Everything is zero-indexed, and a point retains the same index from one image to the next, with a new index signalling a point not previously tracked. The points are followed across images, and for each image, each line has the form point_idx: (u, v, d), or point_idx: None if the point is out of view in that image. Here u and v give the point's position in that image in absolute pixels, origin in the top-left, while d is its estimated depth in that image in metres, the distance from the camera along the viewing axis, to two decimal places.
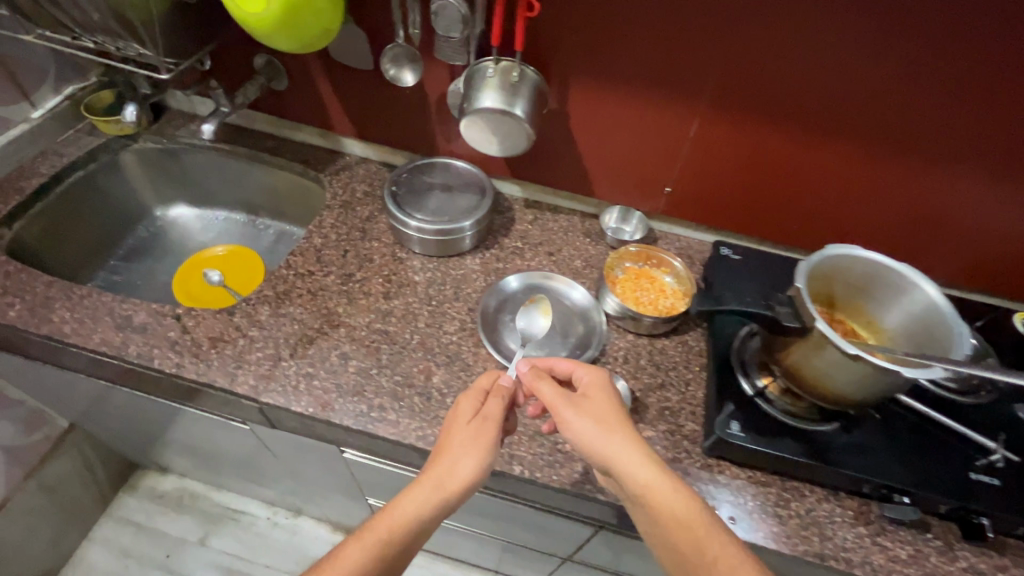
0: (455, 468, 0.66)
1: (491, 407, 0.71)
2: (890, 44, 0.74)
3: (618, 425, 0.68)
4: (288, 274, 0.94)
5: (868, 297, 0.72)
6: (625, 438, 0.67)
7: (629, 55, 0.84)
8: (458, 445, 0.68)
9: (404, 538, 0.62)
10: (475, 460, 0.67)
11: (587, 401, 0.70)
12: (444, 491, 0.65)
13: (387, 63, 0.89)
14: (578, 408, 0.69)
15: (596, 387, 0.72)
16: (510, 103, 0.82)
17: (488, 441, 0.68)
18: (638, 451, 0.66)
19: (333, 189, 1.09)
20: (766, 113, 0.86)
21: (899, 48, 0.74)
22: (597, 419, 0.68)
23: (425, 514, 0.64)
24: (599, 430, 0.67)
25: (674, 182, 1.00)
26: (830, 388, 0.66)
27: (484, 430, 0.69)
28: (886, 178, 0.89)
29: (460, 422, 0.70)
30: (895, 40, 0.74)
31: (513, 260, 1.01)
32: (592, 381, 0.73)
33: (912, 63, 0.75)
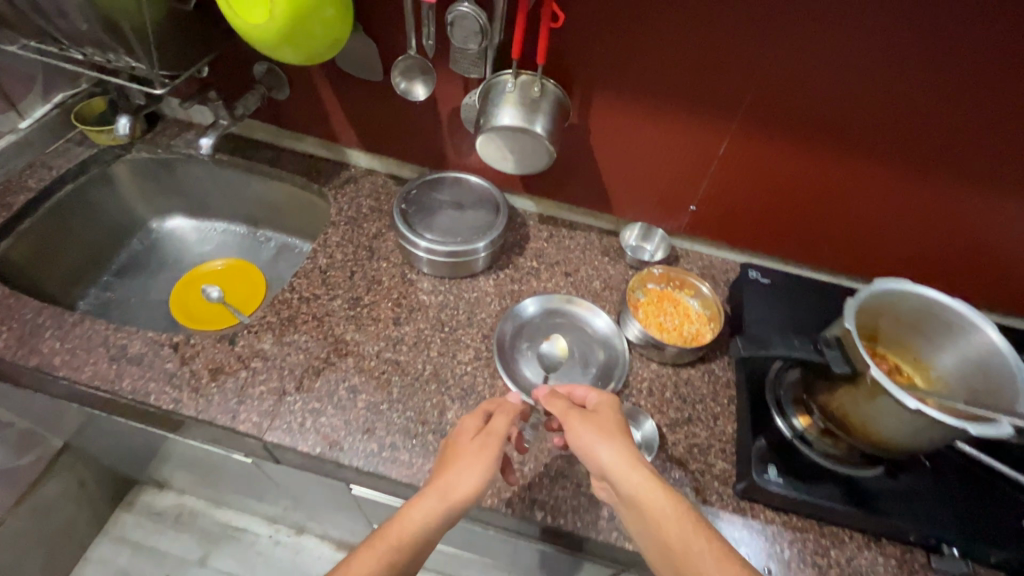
0: (451, 475, 0.62)
1: (498, 423, 0.67)
2: (941, 63, 0.69)
3: (621, 436, 0.65)
4: (292, 298, 0.89)
5: (918, 334, 0.67)
6: (626, 449, 0.64)
7: (657, 69, 0.79)
8: (462, 460, 0.63)
9: (406, 553, 0.57)
10: (479, 470, 0.62)
11: (597, 417, 0.68)
12: (447, 502, 0.60)
13: (398, 76, 0.83)
14: (585, 420, 0.67)
15: (606, 405, 0.70)
16: (531, 120, 0.77)
17: (489, 452, 0.64)
18: (638, 459, 0.62)
19: (338, 204, 1.04)
20: (802, 131, 0.81)
21: (951, 67, 0.69)
22: (600, 428, 0.66)
23: (428, 527, 0.59)
24: (598, 438, 0.64)
25: (699, 200, 0.95)
26: (880, 437, 0.61)
27: (479, 438, 0.66)
28: (927, 200, 0.84)
29: (465, 438, 0.66)
30: (947, 59, 0.68)
31: (529, 282, 0.96)
32: (603, 401, 0.71)
33: (964, 83, 0.70)
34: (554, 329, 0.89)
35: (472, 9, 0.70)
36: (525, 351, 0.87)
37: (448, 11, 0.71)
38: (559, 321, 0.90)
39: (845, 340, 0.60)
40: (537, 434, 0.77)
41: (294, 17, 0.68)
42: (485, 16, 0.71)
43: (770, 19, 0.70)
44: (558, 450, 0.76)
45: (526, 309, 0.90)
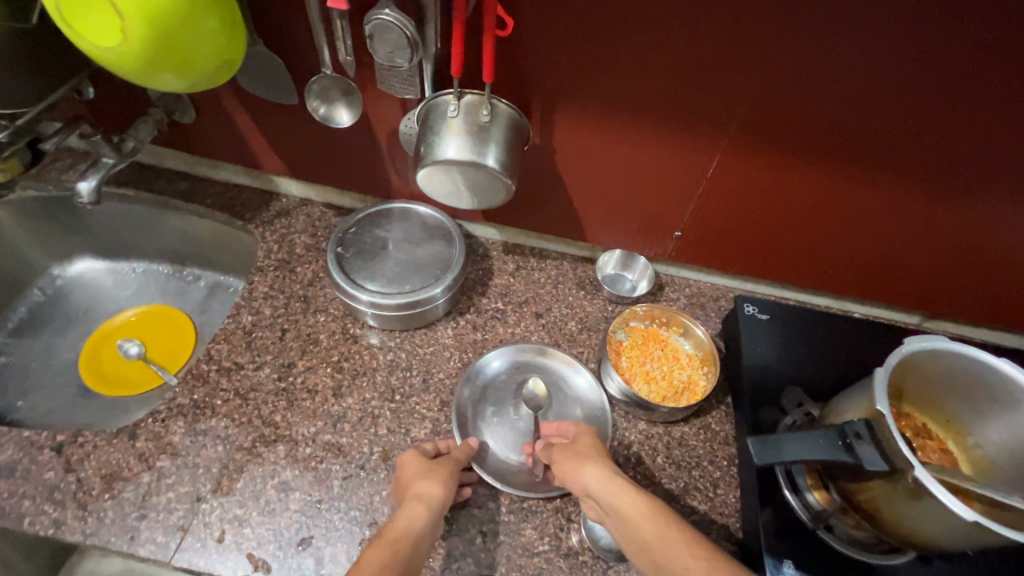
0: (421, 482, 0.61)
1: (458, 451, 0.67)
2: (981, 68, 0.56)
3: (599, 457, 0.63)
4: (209, 371, 0.74)
5: (951, 395, 0.57)
6: (604, 465, 0.61)
7: (633, 80, 0.65)
8: (421, 471, 0.63)
9: (408, 549, 0.55)
10: (443, 478, 0.62)
11: (573, 445, 0.65)
12: (428, 500, 0.60)
13: (314, 100, 0.68)
14: (562, 452, 0.65)
15: (582, 431, 0.68)
16: (482, 151, 0.63)
17: (447, 466, 0.64)
18: (612, 471, 0.61)
19: (265, 244, 0.88)
20: (803, 148, 0.68)
21: (993, 74, 0.56)
22: (573, 452, 0.64)
23: (420, 527, 0.57)
24: (579, 462, 0.62)
25: (686, 225, 0.82)
26: (919, 536, 0.51)
27: (439, 459, 0.65)
28: (947, 220, 0.72)
29: (416, 454, 0.66)
30: (990, 63, 0.55)
31: (494, 328, 0.83)
32: (580, 430, 0.68)
33: (1007, 92, 0.57)
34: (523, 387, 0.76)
35: (396, 16, 0.55)
36: (492, 419, 0.74)
37: (366, 21, 0.56)
38: (530, 376, 0.77)
39: (877, 423, 0.49)
40: (509, 526, 0.66)
41: (154, 32, 0.51)
42: (413, 26, 0.56)
43: (772, 18, 0.56)
44: (535, 545, 0.65)
45: (485, 368, 0.77)
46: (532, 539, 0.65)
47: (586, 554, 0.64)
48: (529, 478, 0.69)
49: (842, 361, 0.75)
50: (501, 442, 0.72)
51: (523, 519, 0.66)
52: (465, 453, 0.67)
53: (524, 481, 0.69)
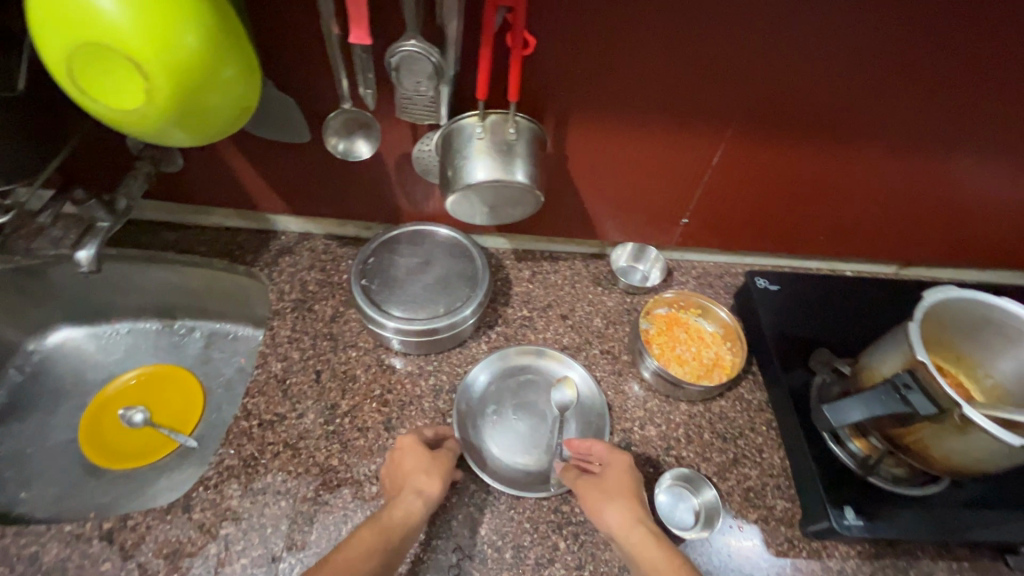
0: (417, 476, 0.63)
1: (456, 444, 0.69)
2: (957, 41, 0.61)
3: (627, 499, 0.62)
4: (252, 426, 0.71)
5: (965, 335, 0.63)
6: (630, 508, 0.61)
7: (640, 80, 0.67)
8: (415, 465, 0.64)
9: (397, 541, 0.57)
10: (439, 474, 0.64)
11: (602, 480, 0.64)
12: (426, 495, 0.62)
13: (333, 137, 0.66)
14: (589, 488, 0.64)
15: (615, 463, 0.66)
16: (512, 167, 0.63)
17: (443, 462, 0.65)
18: (638, 516, 0.60)
19: (276, 286, 0.85)
20: (796, 132, 0.73)
21: (968, 45, 0.61)
22: (602, 490, 0.63)
23: (413, 522, 0.60)
24: (602, 503, 0.62)
25: (691, 213, 0.86)
26: (961, 466, 0.57)
27: (438, 452, 0.66)
28: (920, 181, 0.80)
29: (410, 447, 0.66)
30: (966, 36, 0.60)
31: (524, 335, 0.84)
32: (614, 461, 0.66)
33: (979, 61, 0.63)
34: (523, 389, 0.77)
35: (421, 46, 0.55)
36: (489, 418, 0.75)
37: (390, 54, 0.56)
38: (531, 377, 0.78)
39: (918, 372, 0.55)
40: (586, 525, 0.67)
41: (178, 90, 0.49)
42: (437, 53, 0.56)
43: (772, 11, 0.59)
44: None
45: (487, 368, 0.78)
46: None
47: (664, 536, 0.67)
48: (524, 478, 0.70)
49: (848, 318, 0.82)
50: (500, 441, 0.73)
51: None
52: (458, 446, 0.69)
53: (521, 480, 0.70)
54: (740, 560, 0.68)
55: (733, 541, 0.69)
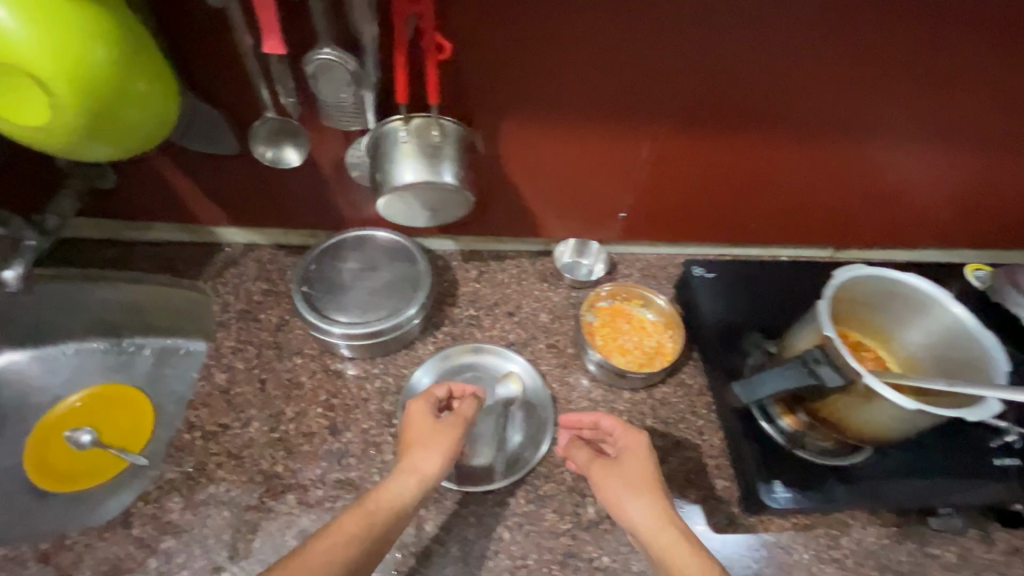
0: (419, 451, 0.62)
1: (465, 408, 0.67)
2: (856, 30, 0.65)
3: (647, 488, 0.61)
4: (194, 439, 0.71)
5: (879, 310, 0.66)
6: (656, 504, 0.59)
7: (566, 79, 0.69)
8: (422, 441, 0.63)
9: (383, 522, 0.56)
10: (441, 449, 0.63)
11: (622, 467, 0.63)
12: (421, 473, 0.61)
13: (261, 146, 0.67)
14: (608, 473, 0.62)
15: (633, 449, 0.64)
16: (437, 169, 0.65)
17: (451, 432, 0.64)
18: (659, 508, 0.59)
19: (221, 298, 0.85)
20: (720, 124, 0.76)
21: (865, 35, 0.65)
22: (618, 476, 0.62)
23: (407, 500, 0.59)
24: (625, 493, 0.60)
25: (628, 207, 0.89)
26: (875, 433, 0.60)
27: (444, 420, 0.66)
28: (841, 166, 0.84)
29: (422, 420, 0.65)
30: (862, 27, 0.64)
31: (471, 334, 0.85)
32: (630, 446, 0.64)
33: (877, 49, 0.67)
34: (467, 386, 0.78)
35: (337, 54, 0.56)
36: None
37: (307, 62, 0.57)
38: (473, 375, 0.80)
39: (828, 348, 0.57)
40: (531, 514, 0.69)
41: (87, 95, 0.49)
42: (354, 60, 0.58)
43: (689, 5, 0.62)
44: (559, 526, 0.68)
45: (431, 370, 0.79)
46: (555, 521, 0.69)
47: (607, 521, 0.69)
48: (470, 473, 0.71)
49: (781, 300, 0.85)
50: None
51: (543, 505, 0.70)
52: (472, 409, 0.68)
53: (466, 475, 0.71)
54: None
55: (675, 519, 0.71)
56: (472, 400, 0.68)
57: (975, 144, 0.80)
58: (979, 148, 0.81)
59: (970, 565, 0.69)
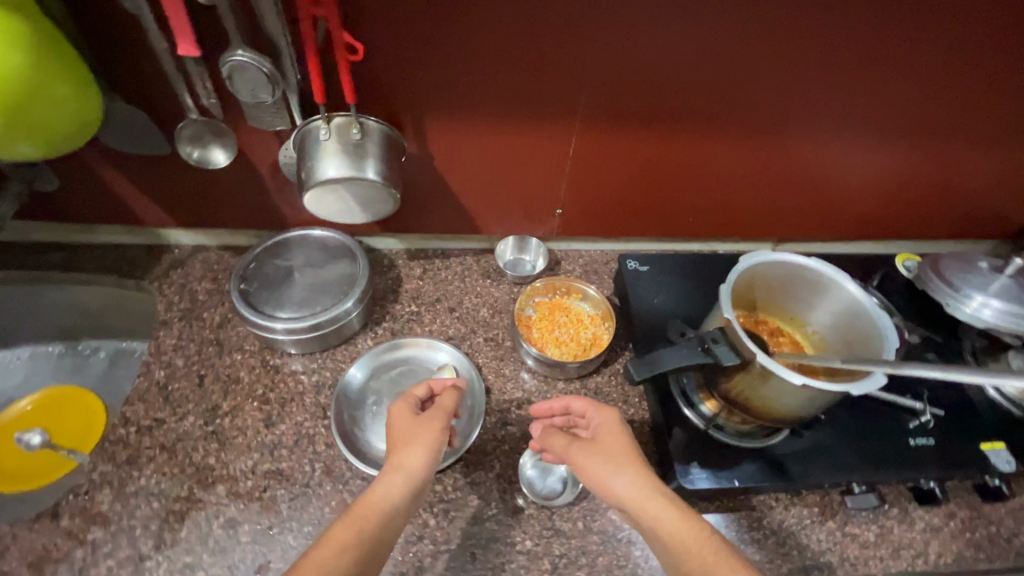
0: (405, 449, 0.62)
1: (446, 400, 0.67)
2: (760, 29, 0.68)
3: (631, 461, 0.61)
4: (129, 433, 0.72)
5: (789, 295, 0.70)
6: (639, 477, 0.60)
7: (488, 80, 0.71)
8: (406, 437, 0.63)
9: (377, 525, 0.56)
10: (426, 444, 0.62)
11: (600, 445, 0.63)
12: (406, 471, 0.60)
13: (187, 145, 0.70)
14: (588, 452, 0.63)
15: (607, 426, 0.65)
16: (357, 165, 0.67)
17: (434, 423, 0.64)
18: (647, 483, 0.59)
19: (165, 297, 0.87)
20: (643, 121, 0.79)
21: (769, 33, 0.68)
22: (597, 453, 0.62)
23: (398, 498, 0.59)
24: (608, 471, 0.60)
25: (564, 203, 0.91)
26: (779, 412, 0.62)
27: (425, 413, 0.65)
28: (767, 161, 0.87)
29: (404, 419, 0.65)
30: (765, 25, 0.67)
31: (412, 329, 0.87)
32: (603, 425, 0.66)
33: (781, 47, 0.70)
34: (400, 379, 0.81)
35: (250, 56, 0.59)
36: (370, 409, 0.77)
37: (221, 63, 0.59)
38: (400, 369, 0.82)
39: (727, 329, 0.60)
40: (457, 501, 0.70)
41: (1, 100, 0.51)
42: (269, 62, 0.60)
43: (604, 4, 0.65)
44: (484, 512, 0.70)
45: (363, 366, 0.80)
46: (481, 507, 0.70)
47: (532, 506, 0.71)
48: None
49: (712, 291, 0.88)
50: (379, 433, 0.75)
51: (470, 491, 0.71)
52: (453, 400, 0.68)
53: None
54: (604, 521, 0.70)
55: (601, 506, 0.71)
56: (450, 392, 0.68)
57: (898, 136, 0.83)
58: (899, 140, 0.84)
59: (888, 543, 0.71)
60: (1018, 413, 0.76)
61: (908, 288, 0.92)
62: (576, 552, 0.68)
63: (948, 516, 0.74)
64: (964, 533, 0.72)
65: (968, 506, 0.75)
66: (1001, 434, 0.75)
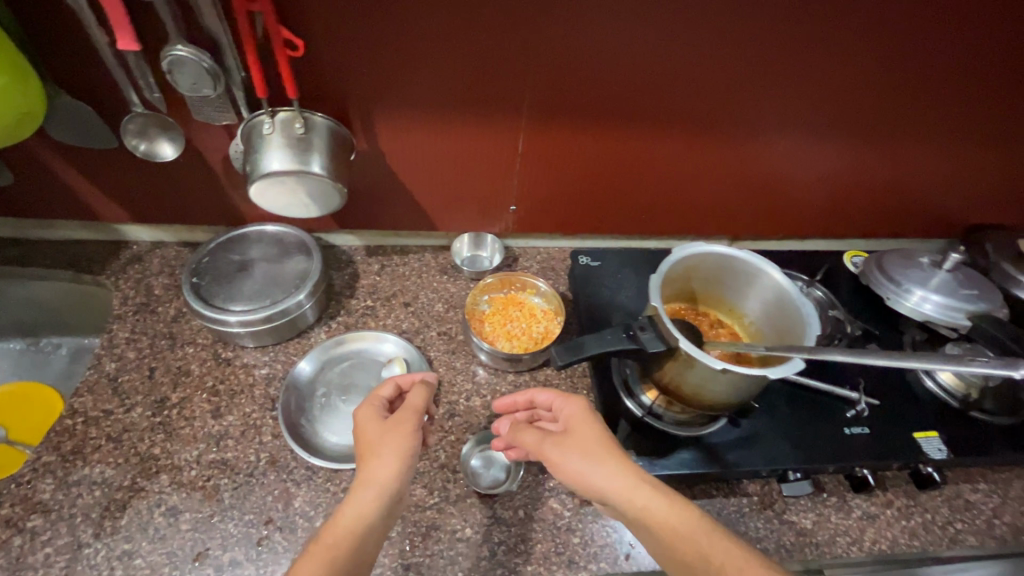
0: (373, 461, 0.59)
1: (414, 399, 0.66)
2: (694, 28, 0.70)
3: (607, 451, 0.60)
4: (75, 424, 0.73)
5: (723, 286, 0.72)
6: (618, 466, 0.58)
7: (433, 76, 0.73)
8: (374, 445, 0.61)
9: (352, 544, 0.54)
10: (396, 452, 0.60)
11: (573, 438, 0.61)
12: (378, 484, 0.58)
13: (132, 138, 0.72)
14: (563, 447, 0.60)
15: (578, 416, 0.64)
16: (300, 158, 0.69)
17: (407, 427, 0.62)
18: (626, 471, 0.58)
19: (121, 291, 0.88)
20: (588, 119, 0.81)
21: (704, 33, 0.71)
22: (572, 446, 0.60)
23: (372, 514, 0.57)
24: (586, 464, 0.58)
25: (517, 200, 0.93)
26: (708, 398, 0.64)
27: (393, 417, 0.64)
28: (715, 159, 0.89)
29: (370, 425, 0.63)
30: (697, 25, 0.70)
31: (365, 324, 0.88)
32: (574, 416, 0.64)
33: (717, 45, 0.72)
34: (350, 372, 0.82)
35: (190, 51, 0.60)
36: (318, 400, 0.78)
37: (161, 58, 0.61)
38: (348, 363, 0.83)
39: (654, 318, 0.62)
40: None
41: None
42: (210, 57, 0.62)
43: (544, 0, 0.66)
44: (426, 501, 0.71)
45: (310, 361, 0.81)
46: (423, 496, 0.71)
47: (474, 495, 0.72)
48: (339, 452, 0.74)
49: None
50: (326, 424, 0.76)
51: (413, 481, 0.72)
52: (421, 397, 0.67)
53: (345, 454, 0.74)
54: (544, 510, 0.71)
55: (542, 495, 0.72)
56: (418, 390, 0.67)
57: (845, 134, 0.86)
58: (841, 139, 0.87)
59: (825, 530, 0.72)
60: (955, 404, 0.78)
61: (851, 284, 0.94)
62: (515, 540, 0.68)
63: (884, 504, 0.75)
64: (900, 520, 0.74)
65: (904, 494, 0.76)
66: (934, 423, 0.77)
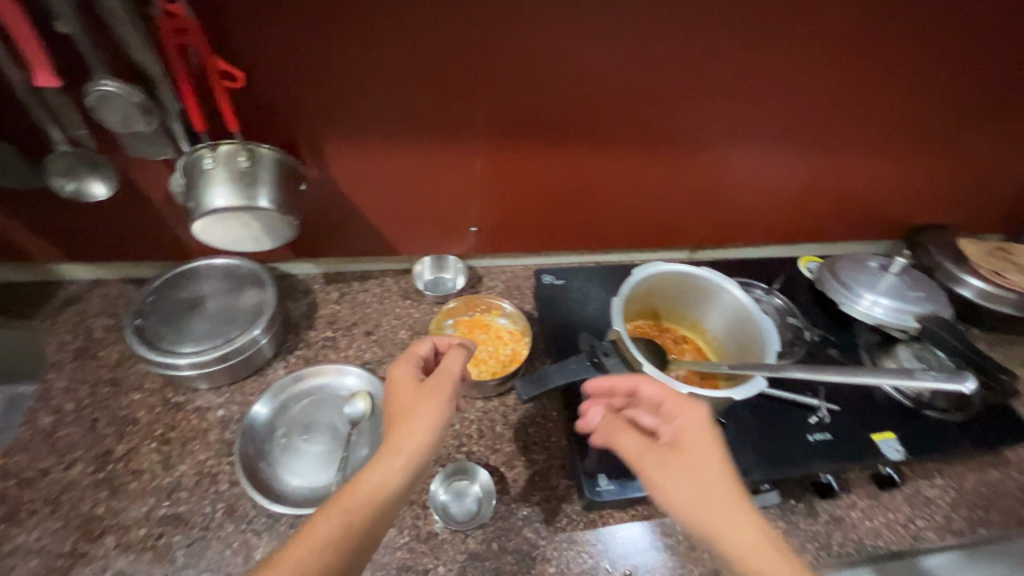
0: (405, 423, 0.57)
1: (451, 361, 0.63)
2: (644, 44, 0.71)
3: (719, 482, 0.50)
4: (8, 487, 0.68)
5: (684, 303, 0.73)
6: (728, 506, 0.48)
7: (383, 100, 0.71)
8: (408, 406, 0.59)
9: (373, 505, 0.52)
10: (433, 413, 0.58)
11: (681, 456, 0.52)
12: (407, 451, 0.55)
13: (59, 178, 0.66)
14: (664, 466, 0.52)
15: (693, 433, 0.53)
16: (245, 193, 0.65)
17: (437, 396, 0.59)
18: (737, 514, 0.48)
19: (57, 337, 0.82)
20: (545, 137, 0.81)
21: (654, 49, 0.72)
22: (679, 465, 0.51)
23: (396, 482, 0.54)
24: (688, 491, 0.50)
25: (478, 221, 0.92)
26: None
27: (429, 382, 0.61)
28: (673, 171, 0.90)
29: (403, 389, 0.61)
30: (646, 42, 0.71)
31: (325, 356, 0.85)
32: (688, 428, 0.54)
33: (667, 61, 0.73)
34: (312, 409, 0.78)
35: (118, 86, 0.57)
36: (279, 441, 0.75)
37: (86, 93, 0.57)
38: (309, 399, 0.79)
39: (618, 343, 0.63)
40: None
41: None
42: (141, 92, 0.59)
43: (495, 19, 0.66)
44: (396, 541, 0.69)
45: (270, 399, 0.78)
46: (393, 536, 0.69)
47: (445, 531, 0.70)
48: (299, 497, 0.70)
49: None
50: (286, 468, 0.72)
51: None
52: (458, 358, 0.64)
53: (307, 498, 0.70)
54: (519, 540, 0.69)
55: (516, 525, 0.71)
56: (456, 354, 0.64)
57: (795, 142, 0.88)
58: (791, 148, 0.89)
59: (795, 539, 0.73)
60: (909, 404, 0.81)
61: (806, 290, 0.97)
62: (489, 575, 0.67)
63: (848, 506, 0.77)
64: (864, 522, 0.75)
65: (866, 495, 0.78)
66: (890, 423, 0.79)
